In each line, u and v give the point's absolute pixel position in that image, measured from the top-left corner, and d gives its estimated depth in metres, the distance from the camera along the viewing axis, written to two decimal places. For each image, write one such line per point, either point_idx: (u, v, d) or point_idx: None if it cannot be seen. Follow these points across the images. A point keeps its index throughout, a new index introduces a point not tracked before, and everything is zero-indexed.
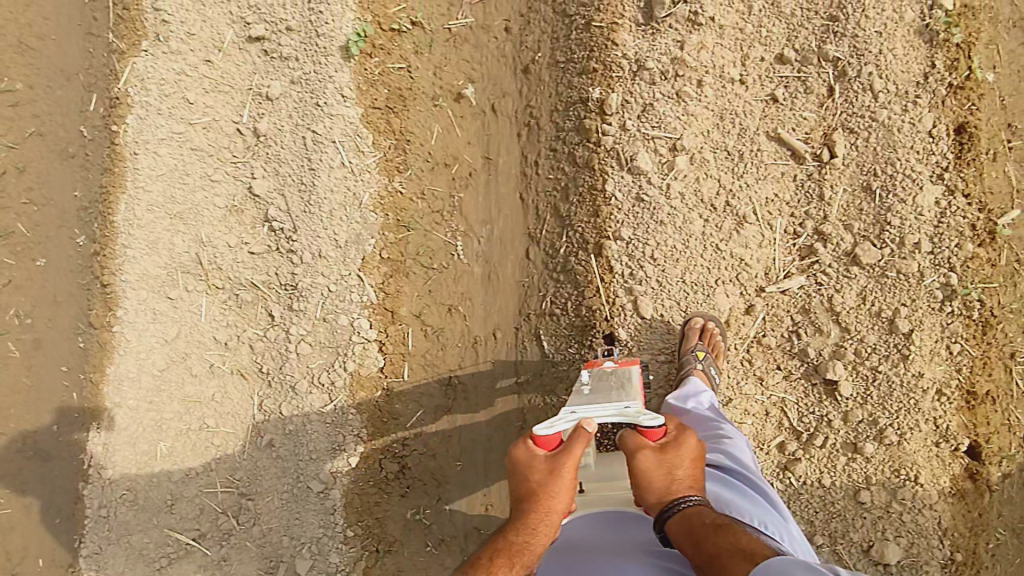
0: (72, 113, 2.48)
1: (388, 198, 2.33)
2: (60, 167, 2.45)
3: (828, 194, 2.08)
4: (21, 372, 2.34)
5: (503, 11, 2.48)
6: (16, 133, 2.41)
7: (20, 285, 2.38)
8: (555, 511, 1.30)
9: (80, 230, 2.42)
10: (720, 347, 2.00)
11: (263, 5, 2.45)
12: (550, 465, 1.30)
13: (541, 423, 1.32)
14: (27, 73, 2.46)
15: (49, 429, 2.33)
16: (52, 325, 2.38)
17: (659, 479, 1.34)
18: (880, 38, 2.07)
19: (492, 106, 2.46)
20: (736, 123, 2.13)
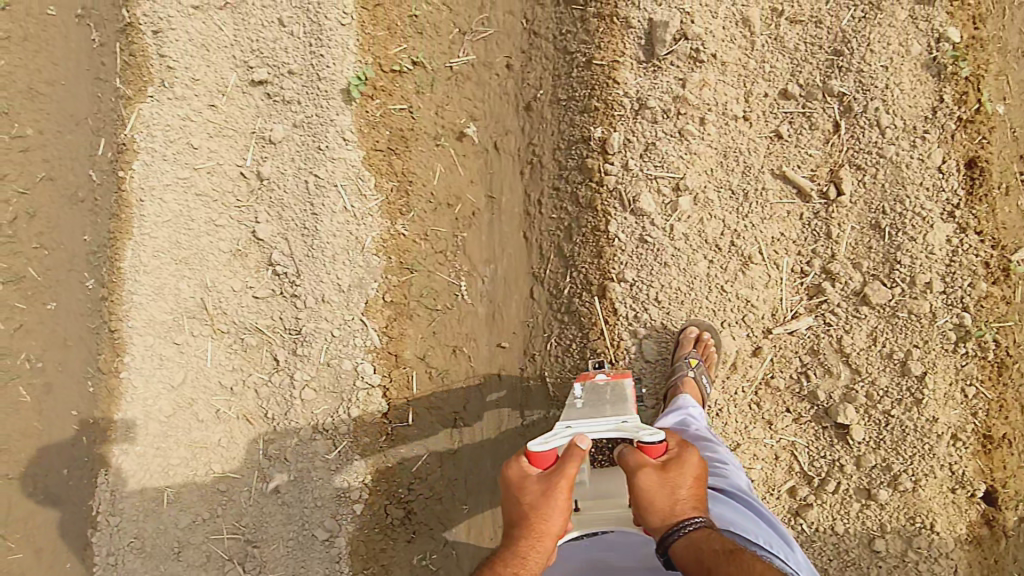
0: (80, 156, 2.48)
1: (392, 240, 2.32)
2: (72, 212, 2.45)
3: (835, 232, 2.04)
4: (32, 417, 2.32)
5: (504, 48, 2.49)
6: (27, 178, 2.39)
7: (29, 329, 2.36)
8: (548, 536, 1.30)
9: (89, 273, 2.43)
10: (713, 357, 1.98)
11: (266, 49, 2.47)
12: (544, 486, 1.32)
13: (536, 439, 1.36)
14: (37, 118, 2.43)
15: (60, 473, 2.32)
16: (62, 368, 2.36)
17: (662, 499, 1.32)
18: (886, 72, 2.03)
19: (494, 143, 2.45)
20: (740, 161, 2.10)
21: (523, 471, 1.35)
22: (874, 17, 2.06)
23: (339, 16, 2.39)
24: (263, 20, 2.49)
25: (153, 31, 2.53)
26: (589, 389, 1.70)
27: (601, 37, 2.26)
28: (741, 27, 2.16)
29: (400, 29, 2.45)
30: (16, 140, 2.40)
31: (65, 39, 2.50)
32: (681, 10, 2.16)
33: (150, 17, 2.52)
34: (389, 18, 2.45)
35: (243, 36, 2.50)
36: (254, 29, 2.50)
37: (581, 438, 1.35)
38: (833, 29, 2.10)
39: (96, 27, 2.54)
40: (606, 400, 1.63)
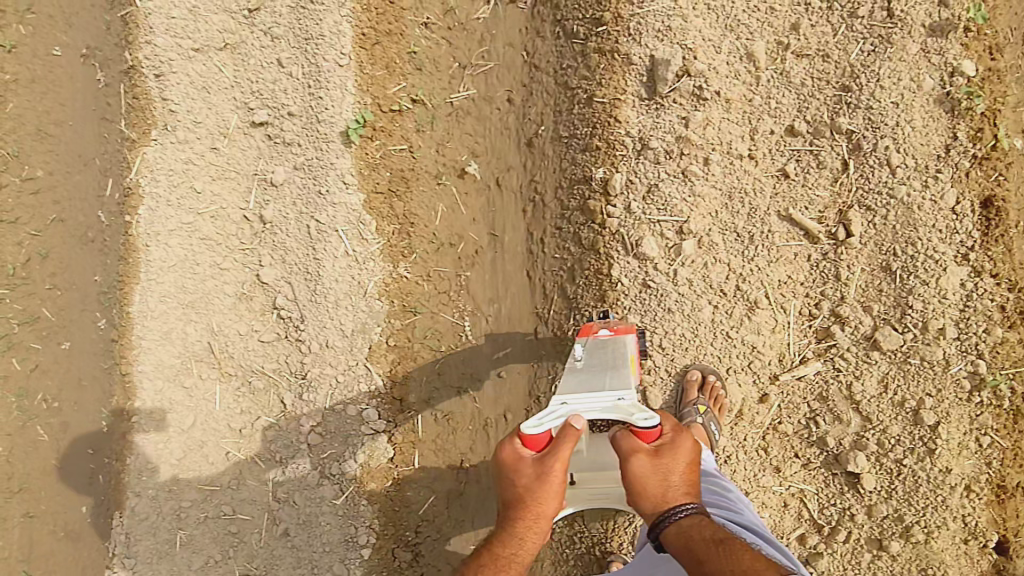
0: (91, 197, 2.45)
1: (394, 284, 2.31)
2: (83, 253, 2.42)
3: (845, 274, 1.98)
4: (51, 456, 2.29)
5: (505, 82, 2.45)
6: (39, 221, 2.34)
7: (45, 370, 2.32)
8: (544, 516, 1.42)
9: (102, 314, 2.43)
10: (724, 402, 1.94)
11: (266, 91, 2.48)
12: (538, 470, 1.40)
13: (530, 422, 1.42)
14: (47, 160, 2.38)
15: (80, 511, 2.32)
16: (78, 408, 2.35)
17: (655, 486, 1.38)
18: (897, 108, 1.97)
19: (496, 180, 2.42)
20: (746, 201, 2.04)
21: (519, 453, 1.42)
22: (884, 50, 2.00)
23: (337, 56, 2.38)
24: (262, 61, 2.50)
25: (155, 74, 2.53)
26: (591, 346, 1.71)
27: (601, 73, 2.21)
28: (746, 62, 2.11)
29: (399, 66, 2.42)
30: (27, 182, 2.34)
31: (71, 78, 2.45)
32: (683, 46, 2.11)
33: (151, 59, 2.52)
34: (388, 55, 2.42)
35: (244, 77, 2.51)
36: (255, 71, 2.50)
37: (574, 419, 1.40)
38: (841, 63, 2.04)
39: (102, 67, 2.52)
40: (606, 364, 1.63)
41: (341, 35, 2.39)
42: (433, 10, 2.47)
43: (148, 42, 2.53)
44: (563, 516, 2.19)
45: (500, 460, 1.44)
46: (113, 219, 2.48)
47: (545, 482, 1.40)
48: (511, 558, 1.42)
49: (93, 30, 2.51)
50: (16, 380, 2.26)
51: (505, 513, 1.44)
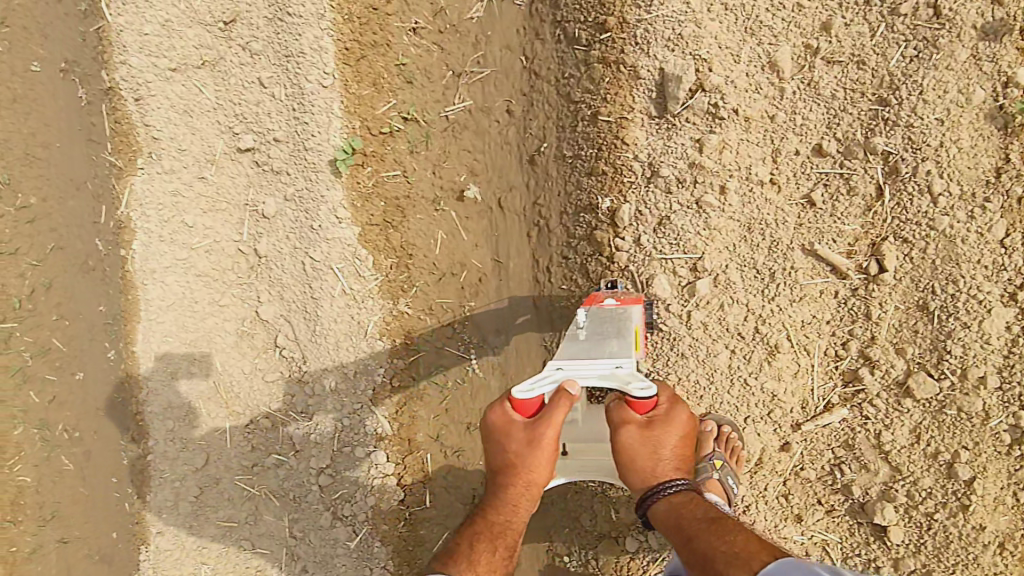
0: (86, 225, 2.34)
1: (394, 321, 2.25)
2: (85, 281, 2.33)
3: (876, 312, 1.82)
4: (77, 484, 2.27)
5: (503, 90, 2.24)
6: (38, 250, 2.24)
7: (63, 401, 2.27)
8: (535, 482, 1.55)
9: (110, 346, 2.37)
10: (741, 452, 1.85)
11: (249, 113, 2.31)
12: (529, 437, 1.50)
13: (522, 389, 1.47)
14: (38, 186, 2.25)
15: (109, 536, 2.33)
16: (99, 435, 2.34)
17: (646, 459, 1.53)
18: (941, 126, 1.73)
19: (498, 201, 2.25)
20: (767, 234, 1.87)
21: (510, 418, 1.52)
22: (928, 57, 1.74)
23: (320, 76, 2.20)
24: (243, 80, 2.31)
25: (134, 97, 2.38)
26: (595, 316, 1.67)
27: (606, 88, 1.99)
28: (768, 71, 1.87)
29: (387, 81, 2.23)
30: (22, 212, 2.22)
31: (52, 95, 2.29)
32: (696, 56, 1.88)
33: (129, 82, 2.37)
34: (375, 70, 2.23)
35: (226, 98, 2.33)
36: (237, 91, 2.32)
37: (571, 386, 1.45)
38: (878, 71, 1.79)
39: (81, 83, 2.35)
40: (607, 331, 1.62)
41: (323, 51, 2.19)
42: (421, 12, 2.24)
43: (123, 62, 2.37)
44: (578, 556, 2.11)
45: (492, 425, 1.54)
46: (111, 248, 2.40)
47: (535, 449, 1.51)
48: (506, 523, 1.57)
49: (70, 42, 2.33)
50: (35, 413, 2.21)
51: (500, 478, 1.58)
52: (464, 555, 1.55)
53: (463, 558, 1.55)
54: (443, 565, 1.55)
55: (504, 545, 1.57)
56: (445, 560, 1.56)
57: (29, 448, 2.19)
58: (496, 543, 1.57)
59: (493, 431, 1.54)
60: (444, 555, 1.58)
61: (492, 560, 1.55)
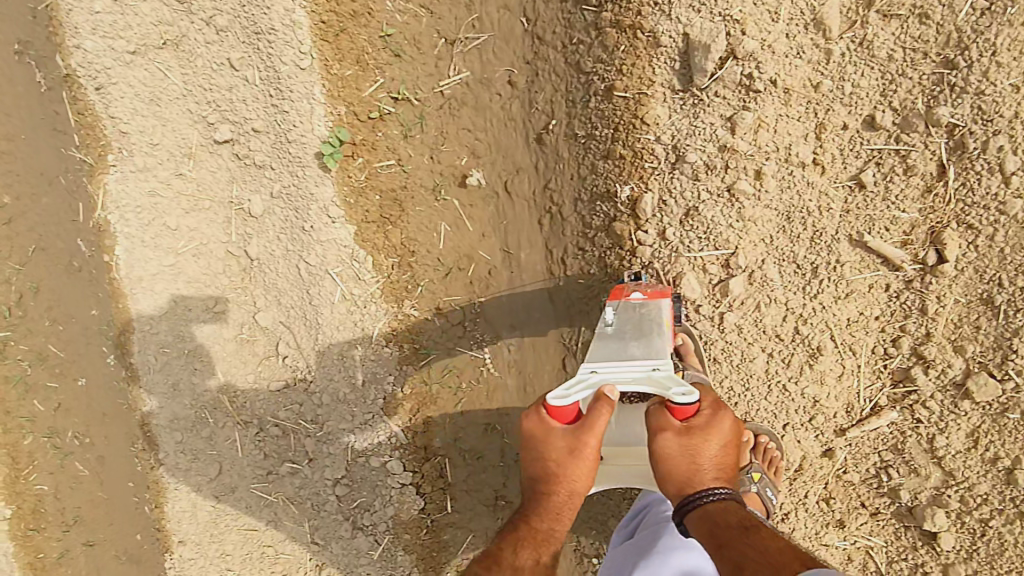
0: (65, 223, 2.15)
1: (401, 327, 2.10)
2: (71, 282, 2.16)
3: (933, 307, 1.63)
4: (95, 489, 2.19)
5: (504, 58, 1.96)
6: (19, 254, 2.07)
7: (69, 407, 2.16)
8: (577, 493, 1.25)
9: (108, 350, 2.23)
10: (779, 462, 1.71)
11: (223, 101, 2.07)
12: (569, 443, 1.22)
13: (555, 393, 1.24)
14: (8, 183, 2.05)
15: (134, 538, 2.27)
16: (110, 442, 2.23)
17: (683, 468, 1.19)
18: (1018, 94, 1.50)
19: (505, 185, 2.02)
20: (808, 223, 1.67)
21: (547, 424, 1.24)
22: (1004, 10, 1.49)
23: (296, 57, 1.94)
24: (211, 62, 2.05)
25: (94, 85, 2.11)
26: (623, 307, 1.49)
27: (622, 57, 1.74)
28: (813, 32, 1.62)
29: (372, 57, 1.98)
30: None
31: (8, 82, 2.04)
32: (727, 18, 1.63)
33: (85, 68, 2.09)
34: (358, 45, 1.97)
35: (195, 83, 2.08)
36: (205, 74, 2.07)
37: (607, 390, 1.22)
38: (944, 27, 1.54)
39: (39, 64, 2.09)
40: (641, 329, 1.41)
41: (297, 27, 1.93)
42: None
43: (77, 47, 2.07)
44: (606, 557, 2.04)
45: (526, 432, 1.26)
46: (94, 250, 2.21)
47: (577, 457, 1.22)
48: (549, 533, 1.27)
49: (19, 20, 2.04)
50: (43, 422, 2.11)
51: (536, 486, 1.28)
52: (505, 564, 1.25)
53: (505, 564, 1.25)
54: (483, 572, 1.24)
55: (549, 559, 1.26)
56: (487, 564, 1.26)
57: (41, 458, 2.11)
58: (538, 557, 1.26)
59: (527, 436, 1.26)
60: (483, 562, 1.28)
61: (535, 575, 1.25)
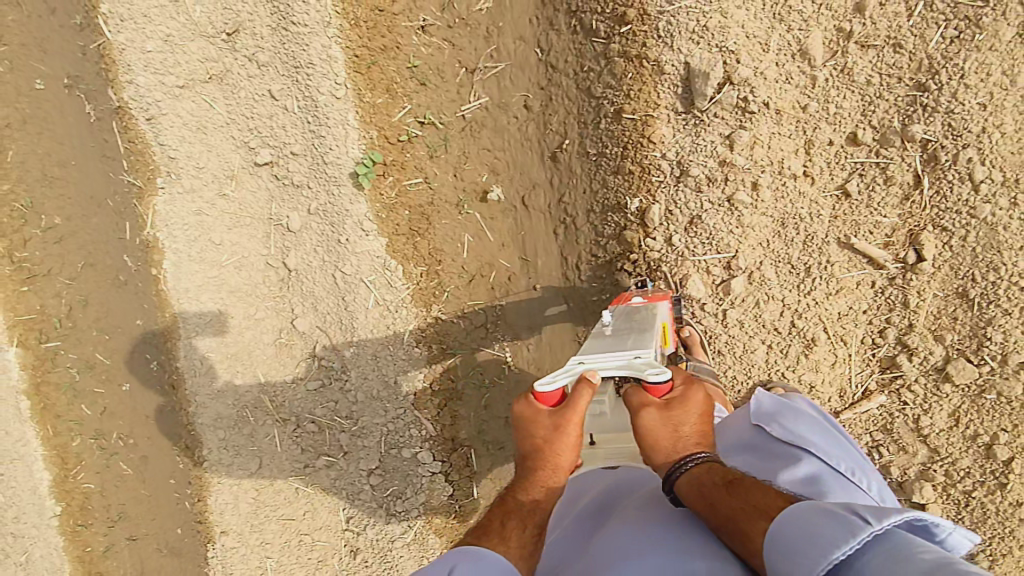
0: (112, 241, 2.41)
1: (429, 328, 2.28)
2: (120, 295, 2.43)
3: (914, 301, 1.82)
4: (138, 486, 2.48)
5: (520, 84, 2.16)
6: (71, 269, 2.39)
7: (114, 411, 2.45)
8: (563, 468, 1.30)
9: (151, 356, 2.46)
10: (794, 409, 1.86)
11: (264, 127, 2.27)
12: (555, 421, 1.29)
13: (542, 379, 1.31)
14: (61, 206, 2.38)
15: (173, 531, 2.51)
16: (150, 441, 2.48)
17: (668, 437, 1.25)
18: (984, 111, 1.69)
19: (522, 199, 2.21)
20: (801, 228, 1.86)
21: (533, 408, 1.32)
22: (970, 37, 1.68)
23: (332, 88, 2.15)
24: (253, 93, 2.25)
25: (145, 116, 2.33)
26: (623, 314, 1.63)
27: (629, 84, 1.93)
28: (800, 60, 1.81)
29: (401, 86, 2.18)
30: (49, 232, 2.38)
31: (63, 114, 2.36)
32: (723, 49, 1.83)
33: (137, 101, 2.32)
34: (387, 76, 2.18)
35: (237, 112, 2.29)
36: (247, 104, 2.27)
37: (590, 375, 1.29)
38: (916, 54, 1.73)
39: (88, 97, 2.35)
40: (634, 329, 1.50)
41: (333, 61, 2.14)
42: (428, 8, 2.16)
43: (130, 81, 2.31)
44: None
45: (515, 417, 1.34)
46: (140, 265, 2.44)
47: (561, 437, 1.28)
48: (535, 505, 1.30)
49: (71, 57, 2.33)
50: (91, 424, 2.44)
51: (524, 463, 1.34)
52: (494, 528, 1.26)
53: (494, 532, 1.26)
54: (474, 539, 1.25)
55: (536, 526, 1.27)
56: (477, 535, 1.26)
57: (89, 457, 2.44)
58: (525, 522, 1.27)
59: (516, 421, 1.34)
60: (474, 531, 1.28)
61: (524, 539, 1.25)
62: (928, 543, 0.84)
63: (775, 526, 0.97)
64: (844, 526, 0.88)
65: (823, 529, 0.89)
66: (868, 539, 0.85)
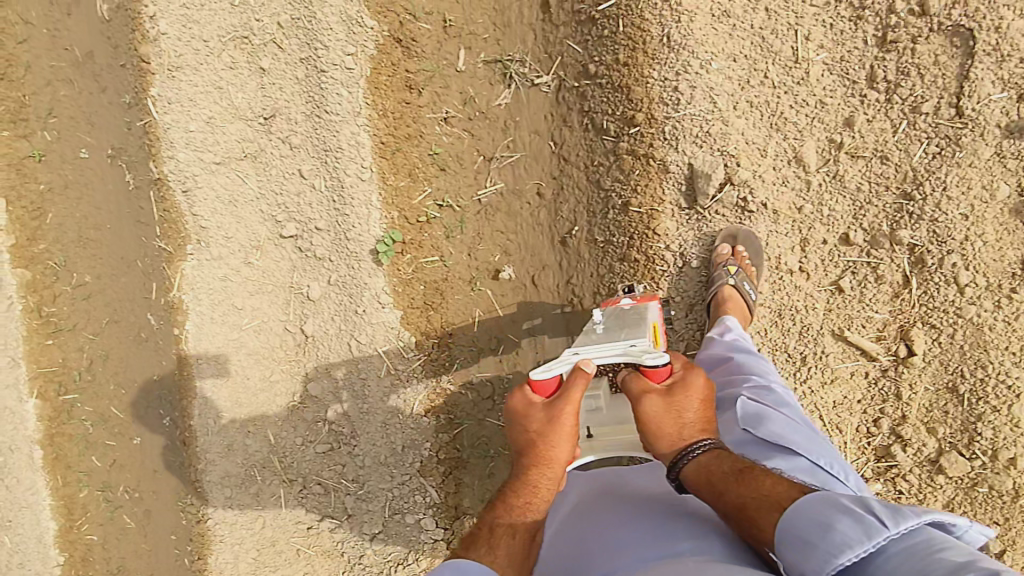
0: (139, 299, 2.54)
1: (439, 399, 2.37)
2: (139, 351, 2.55)
3: (907, 393, 1.86)
4: (140, 539, 2.57)
5: (534, 173, 2.31)
6: (95, 325, 2.53)
7: (122, 463, 2.57)
8: (555, 462, 1.37)
9: (165, 412, 2.55)
10: (755, 267, 1.91)
11: (292, 203, 2.42)
12: (548, 414, 1.36)
13: (539, 368, 1.37)
14: (93, 266, 2.54)
15: None
16: (155, 496, 2.58)
17: (672, 425, 1.36)
18: (966, 220, 1.78)
19: (532, 278, 2.33)
20: (797, 319, 1.91)
21: (528, 401, 1.39)
22: (951, 154, 1.79)
23: (358, 171, 2.31)
24: (283, 171, 2.42)
25: (182, 189, 2.49)
26: (615, 313, 1.63)
27: (636, 180, 2.06)
28: (794, 165, 1.93)
29: (423, 171, 2.34)
30: (78, 289, 2.54)
31: (103, 181, 2.53)
32: (724, 153, 1.95)
33: (176, 174, 2.48)
34: (410, 161, 2.35)
35: (268, 188, 2.45)
36: (278, 181, 2.43)
37: (585, 364, 1.34)
38: (901, 166, 1.84)
39: (128, 168, 2.52)
40: (625, 322, 1.55)
41: (360, 146, 2.31)
42: (451, 101, 2.34)
43: (170, 156, 2.48)
44: None
45: (509, 410, 1.41)
46: (163, 322, 2.53)
47: (554, 431, 1.35)
48: (527, 505, 1.40)
49: (115, 131, 2.51)
50: (99, 475, 2.56)
51: (518, 460, 1.41)
52: (484, 540, 1.38)
53: (484, 538, 1.39)
54: (464, 551, 1.37)
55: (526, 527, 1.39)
56: (469, 541, 1.41)
57: (93, 510, 2.57)
58: (515, 524, 1.40)
59: (511, 416, 1.41)
60: (467, 539, 1.42)
61: (514, 547, 1.37)
62: (935, 542, 0.99)
63: (792, 517, 1.10)
64: (860, 524, 1.01)
65: (842, 526, 1.02)
66: (883, 541, 0.99)
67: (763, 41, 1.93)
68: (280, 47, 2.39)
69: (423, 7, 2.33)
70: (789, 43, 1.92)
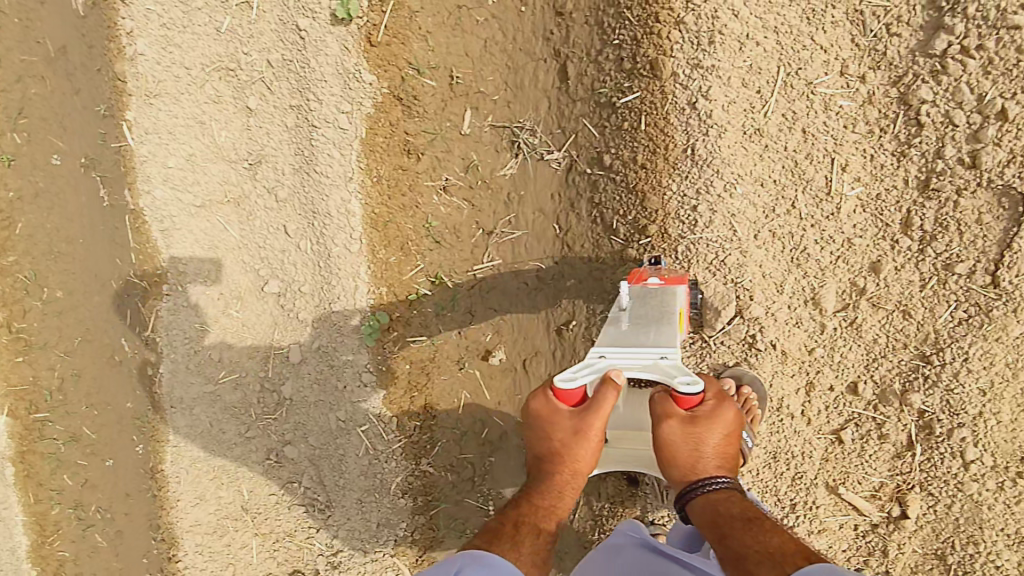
0: (113, 322, 2.35)
1: (417, 481, 2.31)
2: (114, 374, 2.37)
3: (893, 551, 1.80)
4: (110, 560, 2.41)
5: (534, 253, 2.16)
6: (66, 344, 2.29)
7: (95, 483, 2.37)
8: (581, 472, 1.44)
9: (137, 439, 2.42)
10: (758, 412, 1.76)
11: (275, 258, 2.29)
12: (577, 425, 1.39)
13: (564, 376, 1.38)
14: (64, 280, 2.28)
15: None
16: (130, 522, 2.42)
17: (686, 454, 1.37)
18: (982, 396, 1.70)
19: (524, 363, 2.20)
20: (793, 465, 1.84)
21: (553, 405, 1.40)
22: (978, 324, 1.69)
23: (347, 240, 2.17)
24: (268, 224, 2.27)
25: (160, 228, 2.34)
26: (639, 295, 1.55)
27: None
28: (811, 306, 1.81)
29: (415, 245, 2.21)
30: (49, 305, 2.27)
31: (74, 192, 2.28)
32: (738, 284, 1.81)
33: (155, 212, 2.33)
34: (403, 234, 2.20)
35: (251, 240, 2.30)
36: (261, 234, 2.29)
37: (614, 376, 1.35)
38: (923, 325, 1.74)
39: (104, 183, 2.31)
40: (654, 315, 1.48)
41: (350, 215, 2.16)
42: (452, 167, 2.17)
43: (148, 192, 2.33)
44: None
45: (535, 412, 1.43)
46: (136, 348, 2.38)
47: (582, 441, 1.40)
48: (552, 507, 1.42)
49: (88, 140, 2.27)
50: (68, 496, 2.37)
51: (543, 465, 1.46)
52: (506, 535, 1.35)
53: (506, 537, 1.35)
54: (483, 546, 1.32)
55: (549, 529, 1.39)
56: (487, 539, 1.35)
57: (65, 528, 2.35)
58: (539, 527, 1.39)
59: (536, 418, 1.43)
60: (485, 534, 1.37)
61: (536, 546, 1.36)
62: None
63: None
64: None
65: None
66: None
67: (795, 165, 1.80)
68: (269, 88, 2.18)
69: (428, 61, 2.13)
70: (823, 171, 1.78)
